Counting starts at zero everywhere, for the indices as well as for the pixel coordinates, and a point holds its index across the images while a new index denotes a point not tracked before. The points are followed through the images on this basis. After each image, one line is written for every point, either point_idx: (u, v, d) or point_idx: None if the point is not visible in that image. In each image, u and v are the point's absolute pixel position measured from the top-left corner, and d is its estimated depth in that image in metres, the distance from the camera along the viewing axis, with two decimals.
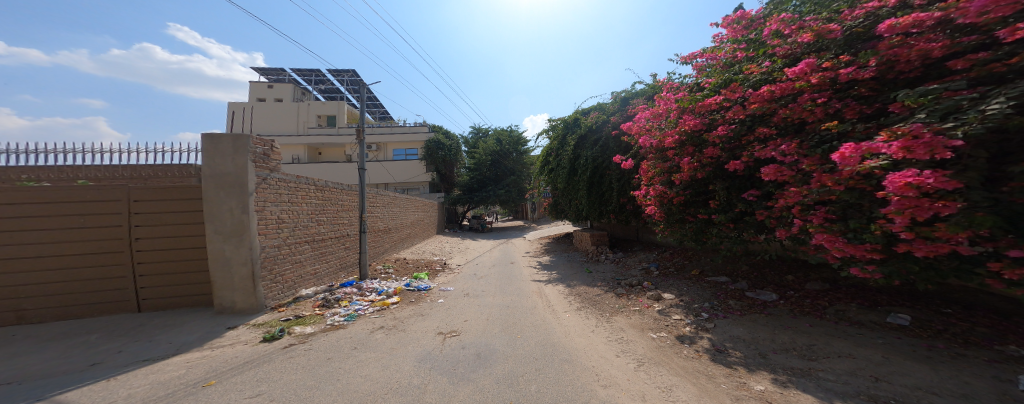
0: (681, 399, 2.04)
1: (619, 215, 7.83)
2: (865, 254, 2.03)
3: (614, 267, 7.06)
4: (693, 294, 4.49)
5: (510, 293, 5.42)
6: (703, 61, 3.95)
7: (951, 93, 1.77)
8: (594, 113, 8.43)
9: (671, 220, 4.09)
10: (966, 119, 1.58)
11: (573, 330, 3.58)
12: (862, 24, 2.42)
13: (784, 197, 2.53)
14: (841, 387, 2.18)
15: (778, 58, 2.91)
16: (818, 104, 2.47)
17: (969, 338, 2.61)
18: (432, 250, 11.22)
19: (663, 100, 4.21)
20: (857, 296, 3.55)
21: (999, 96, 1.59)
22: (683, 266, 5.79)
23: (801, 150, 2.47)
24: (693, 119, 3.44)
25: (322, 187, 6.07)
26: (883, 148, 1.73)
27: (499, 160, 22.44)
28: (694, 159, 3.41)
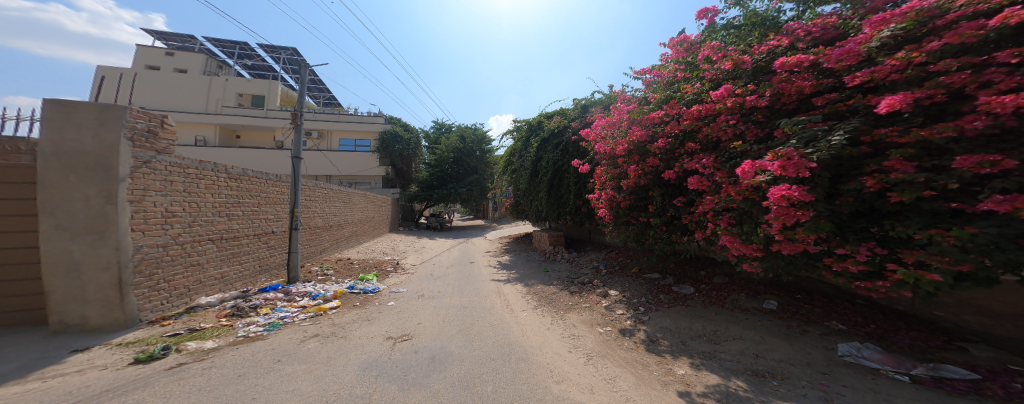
0: (622, 389, 2.23)
1: (575, 216, 8.15)
2: (752, 252, 2.49)
3: (569, 266, 7.43)
4: (633, 290, 4.94)
5: (467, 293, 5.31)
6: (651, 77, 4.36)
7: (812, 124, 2.26)
8: (557, 117, 8.77)
9: (618, 222, 4.49)
10: (820, 147, 2.03)
11: (529, 328, 3.67)
12: (764, 59, 2.94)
13: (702, 204, 2.95)
14: (736, 365, 2.62)
15: (706, 82, 3.38)
16: (729, 125, 2.92)
17: (812, 318, 3.39)
18: (384, 249, 10.42)
19: (617, 111, 4.56)
20: (744, 287, 4.27)
21: (840, 130, 2.08)
22: (625, 264, 6.32)
23: (716, 164, 2.89)
24: (640, 130, 3.77)
25: (237, 176, 5.19)
26: (769, 166, 2.13)
27: (461, 157, 21.50)
28: (639, 167, 3.77)
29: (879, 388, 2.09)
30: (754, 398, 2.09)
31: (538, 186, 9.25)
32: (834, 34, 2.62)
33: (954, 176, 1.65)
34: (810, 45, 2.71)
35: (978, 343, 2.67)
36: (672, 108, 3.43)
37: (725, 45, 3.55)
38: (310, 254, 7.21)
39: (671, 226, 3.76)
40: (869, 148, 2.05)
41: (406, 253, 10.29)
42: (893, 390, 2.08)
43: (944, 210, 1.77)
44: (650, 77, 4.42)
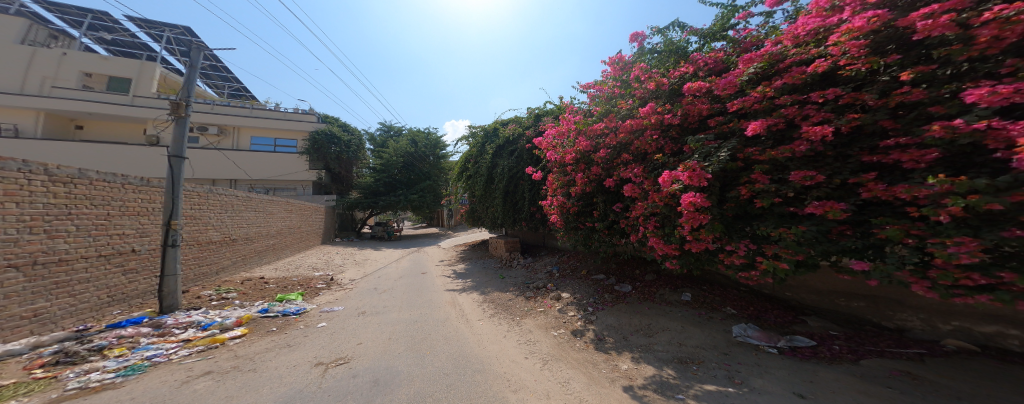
0: (577, 391, 2.29)
1: (530, 222, 8.26)
2: (670, 251, 2.87)
3: (525, 272, 7.50)
4: (583, 291, 5.18)
5: (418, 306, 5.00)
6: (593, 91, 4.73)
7: (709, 142, 2.66)
8: (512, 125, 8.93)
9: (566, 227, 4.71)
10: (714, 161, 2.42)
11: (485, 337, 3.58)
12: (675, 83, 3.40)
13: (634, 210, 3.25)
14: (666, 355, 2.92)
15: (636, 99, 3.76)
16: (653, 139, 3.29)
17: (714, 305, 3.97)
18: (314, 264, 9.21)
19: (566, 121, 4.81)
20: (670, 282, 4.80)
21: (727, 147, 2.50)
22: (576, 267, 6.61)
23: (643, 173, 3.23)
24: (586, 141, 4.04)
25: (75, 177, 3.81)
26: (679, 175, 2.47)
27: (412, 162, 20.40)
28: (584, 176, 4.03)
29: (763, 362, 2.58)
30: (681, 384, 2.37)
31: (493, 193, 9.22)
32: (722, 66, 3.20)
33: (792, 187, 2.18)
34: (706, 74, 3.25)
35: (816, 316, 3.52)
36: (610, 122, 3.76)
37: (650, 66, 3.98)
38: (198, 276, 5.87)
39: (610, 231, 4.09)
40: (743, 164, 2.54)
41: (343, 267, 9.26)
42: (769, 362, 2.59)
43: (787, 213, 2.33)
44: (592, 91, 4.79)
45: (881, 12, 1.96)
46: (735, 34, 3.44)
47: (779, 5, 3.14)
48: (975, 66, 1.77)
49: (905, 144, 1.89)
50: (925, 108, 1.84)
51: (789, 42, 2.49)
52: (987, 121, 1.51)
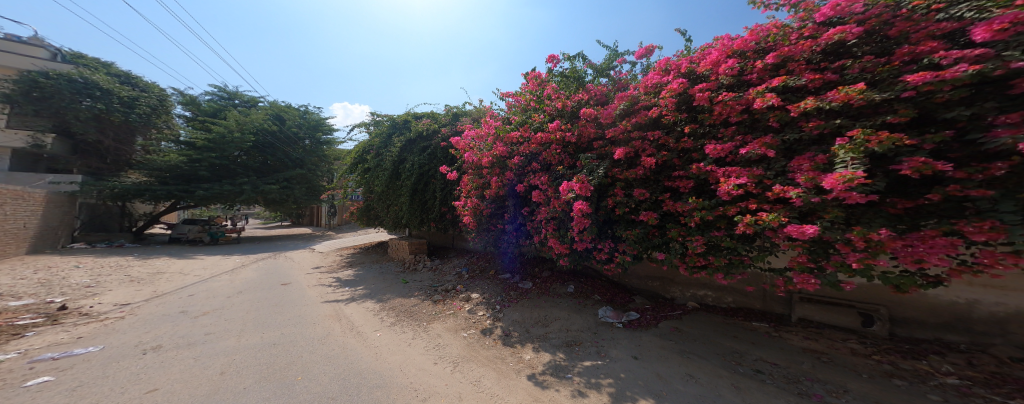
0: (488, 389, 2.35)
1: (440, 223, 7.91)
2: (561, 250, 3.31)
3: (431, 275, 7.17)
4: (491, 291, 5.33)
5: (284, 324, 4.06)
6: (512, 100, 4.97)
7: (593, 161, 3.16)
8: (426, 120, 8.40)
9: (478, 230, 4.79)
10: (597, 176, 2.90)
11: (384, 349, 3.25)
12: (576, 105, 3.90)
13: (539, 214, 3.52)
14: (559, 340, 3.32)
15: (547, 114, 4.12)
16: (557, 152, 3.68)
17: (587, 294, 4.71)
18: (11, 290, 5.72)
19: (486, 124, 4.89)
20: (562, 276, 5.44)
21: (605, 166, 3.04)
22: (485, 267, 6.73)
23: (548, 182, 3.57)
24: (503, 146, 4.17)
25: None
26: (574, 186, 2.84)
27: (275, 144, 16.46)
28: (500, 180, 4.18)
29: (619, 335, 3.31)
30: (569, 364, 2.75)
31: (398, 191, 8.45)
32: (604, 99, 3.87)
33: (635, 200, 2.90)
34: (593, 100, 3.87)
35: (638, 295, 4.71)
36: (524, 133, 4.00)
37: (559, 86, 4.41)
38: None
39: (517, 233, 4.35)
40: (611, 182, 3.15)
41: (101, 288, 6.27)
42: (619, 334, 3.34)
43: (630, 219, 3.05)
44: (512, 100, 5.01)
45: (679, 83, 2.78)
46: (616, 74, 4.24)
47: (645, 58, 4.01)
48: (711, 132, 2.71)
49: (681, 175, 2.79)
50: (692, 153, 2.75)
51: (643, 90, 3.22)
52: (711, 165, 2.46)
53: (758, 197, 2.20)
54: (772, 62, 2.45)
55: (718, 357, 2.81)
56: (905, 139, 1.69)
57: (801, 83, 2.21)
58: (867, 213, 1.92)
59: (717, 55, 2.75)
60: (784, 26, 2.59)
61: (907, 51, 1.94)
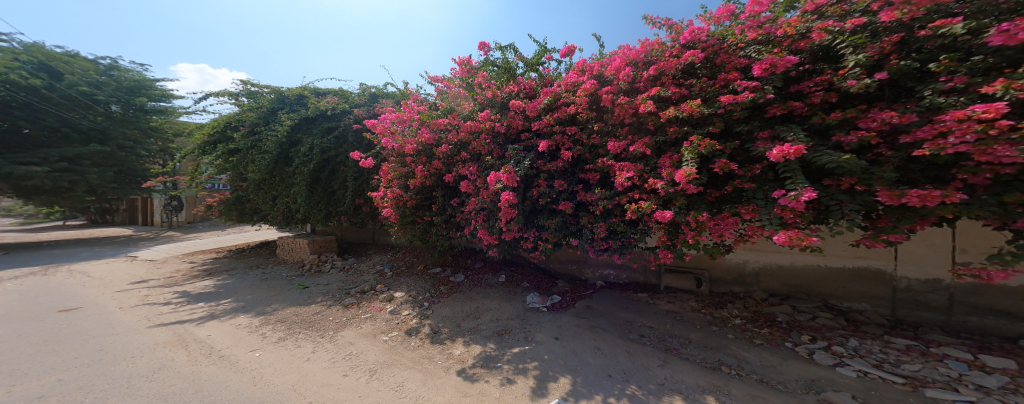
0: (411, 392, 2.25)
1: (353, 217, 7.27)
2: (491, 241, 3.33)
3: (343, 276, 6.47)
4: (419, 287, 5.12)
5: (69, 365, 3.00)
6: (441, 85, 4.78)
7: (519, 153, 3.23)
8: (331, 98, 7.49)
9: (404, 223, 4.49)
10: (522, 167, 2.98)
11: (269, 370, 2.81)
12: (506, 97, 3.93)
13: (470, 204, 3.45)
14: (490, 331, 3.39)
15: (478, 103, 4.05)
16: (487, 142, 3.66)
17: (517, 282, 4.89)
18: None
19: (408, 108, 4.61)
20: (492, 266, 5.51)
21: (527, 160, 3.14)
22: (412, 263, 6.41)
23: (477, 172, 3.53)
24: (429, 133, 3.95)
25: None
26: (500, 176, 2.84)
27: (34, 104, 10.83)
28: (426, 169, 3.96)
29: (543, 318, 3.53)
30: (498, 353, 2.83)
31: (289, 179, 7.30)
32: (534, 93, 3.96)
33: (556, 191, 3.11)
34: (521, 91, 3.92)
35: (561, 279, 5.10)
36: (455, 121, 3.89)
37: (493, 76, 4.34)
38: None
39: (447, 224, 4.28)
40: (536, 174, 3.26)
41: None
42: (544, 318, 3.56)
43: (552, 209, 3.25)
44: (442, 87, 4.81)
45: (591, 84, 3.05)
46: (543, 69, 4.38)
47: (568, 57, 4.24)
48: (613, 131, 3.04)
49: (591, 168, 3.11)
50: (599, 149, 3.06)
51: (564, 87, 3.40)
52: (611, 160, 2.81)
53: (642, 189, 2.61)
54: (653, 74, 2.79)
55: (617, 328, 3.24)
56: (717, 146, 2.25)
57: (668, 94, 2.58)
58: (698, 200, 2.49)
59: (619, 62, 3.01)
60: (663, 43, 2.93)
61: (722, 78, 2.50)
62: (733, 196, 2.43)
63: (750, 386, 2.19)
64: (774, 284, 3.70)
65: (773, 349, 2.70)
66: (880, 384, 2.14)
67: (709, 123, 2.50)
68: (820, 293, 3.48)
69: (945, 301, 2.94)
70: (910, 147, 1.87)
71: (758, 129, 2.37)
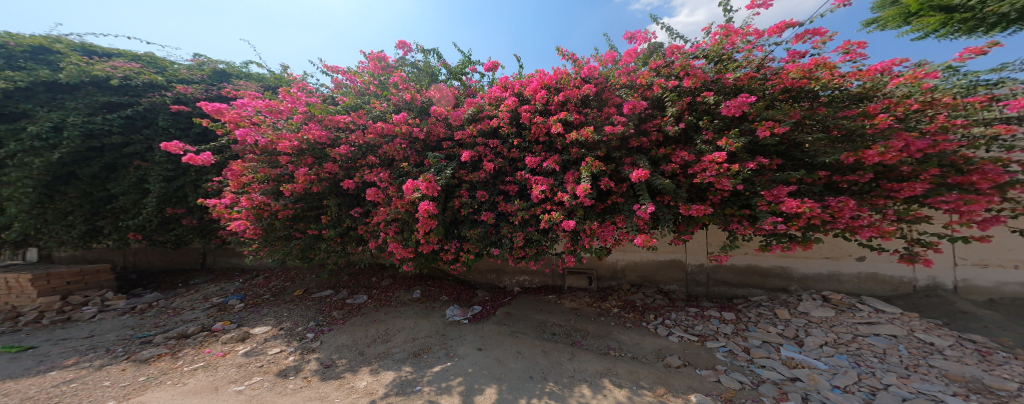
0: None
1: (163, 235, 5.61)
2: (406, 255, 3.07)
3: (139, 315, 4.81)
4: (296, 317, 4.27)
5: None
6: (343, 78, 4.27)
7: (440, 162, 3.14)
8: (121, 64, 5.47)
9: (273, 238, 3.62)
10: (442, 176, 2.89)
11: None
12: (426, 102, 3.79)
13: (377, 215, 3.13)
14: (402, 353, 3.08)
15: (392, 105, 3.76)
16: (402, 148, 3.40)
17: (435, 295, 4.64)
18: None
19: (291, 97, 3.80)
20: (401, 283, 5.08)
21: (446, 168, 3.08)
22: (282, 289, 5.39)
23: (390, 179, 3.23)
24: (319, 130, 3.41)
25: None
26: (421, 184, 2.66)
27: None
28: (312, 171, 3.34)
29: (465, 331, 3.45)
30: (416, 376, 2.60)
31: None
32: (457, 102, 3.93)
33: (478, 202, 3.15)
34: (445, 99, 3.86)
35: (480, 289, 5.09)
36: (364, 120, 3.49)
37: (410, 78, 4.14)
38: None
39: (348, 238, 3.74)
40: (458, 183, 3.22)
41: None
42: (465, 330, 3.47)
43: (473, 219, 3.27)
44: (348, 83, 4.28)
45: (512, 101, 3.18)
46: (466, 80, 4.42)
47: (493, 72, 4.41)
48: (530, 147, 3.31)
49: (511, 181, 3.28)
50: (518, 163, 3.27)
51: (488, 100, 3.50)
52: (528, 173, 3.04)
53: (552, 201, 2.90)
54: (563, 99, 3.15)
55: (534, 330, 3.44)
56: (603, 167, 2.71)
57: (572, 119, 2.97)
58: (592, 212, 2.93)
59: (536, 83, 3.28)
60: (568, 73, 3.34)
61: (603, 113, 3.05)
62: (612, 208, 2.99)
63: (629, 363, 2.67)
64: (632, 276, 4.57)
65: (634, 328, 3.36)
66: (693, 345, 2.94)
67: (598, 148, 3.00)
68: (654, 281, 4.49)
69: (704, 278, 4.29)
70: (684, 174, 2.75)
71: (627, 155, 3.01)
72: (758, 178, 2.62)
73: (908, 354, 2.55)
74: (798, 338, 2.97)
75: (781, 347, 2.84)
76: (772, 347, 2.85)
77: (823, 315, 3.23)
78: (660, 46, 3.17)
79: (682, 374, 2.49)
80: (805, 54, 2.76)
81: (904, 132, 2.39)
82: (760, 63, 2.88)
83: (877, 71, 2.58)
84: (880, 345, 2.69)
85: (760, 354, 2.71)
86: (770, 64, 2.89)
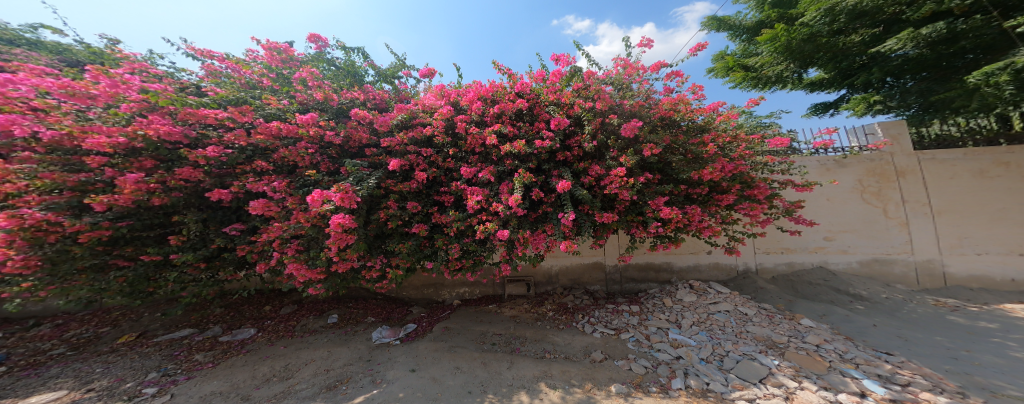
0: None
1: None
2: (314, 276, 2.65)
3: None
4: (118, 373, 2.98)
5: None
6: (223, 64, 3.71)
7: (362, 169, 2.88)
8: None
9: (66, 271, 2.40)
10: (364, 186, 2.64)
11: None
12: (345, 104, 3.52)
13: (266, 231, 2.58)
14: (312, 389, 2.60)
15: (296, 102, 3.34)
16: (309, 153, 2.98)
17: (358, 318, 4.15)
18: None
19: (108, 77, 2.79)
20: (310, 308, 4.41)
21: (370, 177, 2.85)
22: (93, 339, 3.89)
23: (289, 189, 2.76)
24: (172, 126, 2.63)
25: None
26: (333, 195, 2.34)
27: None
28: (153, 178, 2.50)
29: (395, 353, 3.16)
30: None
31: None
32: (384, 105, 3.66)
33: (408, 213, 2.97)
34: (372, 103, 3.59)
35: (416, 305, 4.76)
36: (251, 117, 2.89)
37: (324, 76, 3.89)
38: None
39: (218, 263, 2.97)
40: (383, 192, 2.99)
41: None
42: (396, 352, 3.18)
43: (403, 232, 3.07)
44: (231, 72, 3.66)
45: (447, 109, 3.20)
46: (400, 84, 4.22)
47: (428, 78, 4.31)
48: (466, 157, 3.30)
49: (446, 191, 3.22)
50: (453, 172, 3.23)
51: (421, 106, 3.41)
52: (463, 183, 3.02)
53: (488, 211, 2.94)
54: (498, 111, 3.27)
55: (473, 342, 3.36)
56: (534, 178, 2.88)
57: (506, 132, 3.11)
58: (525, 221, 3.07)
59: (474, 94, 3.35)
60: (504, 87, 3.49)
61: (535, 127, 3.27)
62: (543, 217, 3.18)
63: (562, 363, 2.83)
64: (565, 279, 4.91)
65: (563, 328, 3.63)
66: (613, 339, 3.29)
67: (529, 160, 3.19)
68: (582, 283, 4.90)
69: (619, 277, 4.88)
70: (593, 184, 3.13)
71: (555, 167, 3.29)
72: (647, 190, 3.18)
73: (736, 324, 3.38)
74: (677, 321, 3.60)
75: (669, 330, 3.40)
76: (664, 331, 3.40)
77: (691, 299, 3.96)
78: (579, 71, 3.57)
79: (604, 367, 2.76)
80: (674, 89, 3.49)
81: (724, 158, 3.27)
82: (647, 93, 3.55)
83: (710, 110, 3.50)
84: (721, 319, 3.49)
85: (656, 339, 3.21)
86: (652, 95, 3.57)
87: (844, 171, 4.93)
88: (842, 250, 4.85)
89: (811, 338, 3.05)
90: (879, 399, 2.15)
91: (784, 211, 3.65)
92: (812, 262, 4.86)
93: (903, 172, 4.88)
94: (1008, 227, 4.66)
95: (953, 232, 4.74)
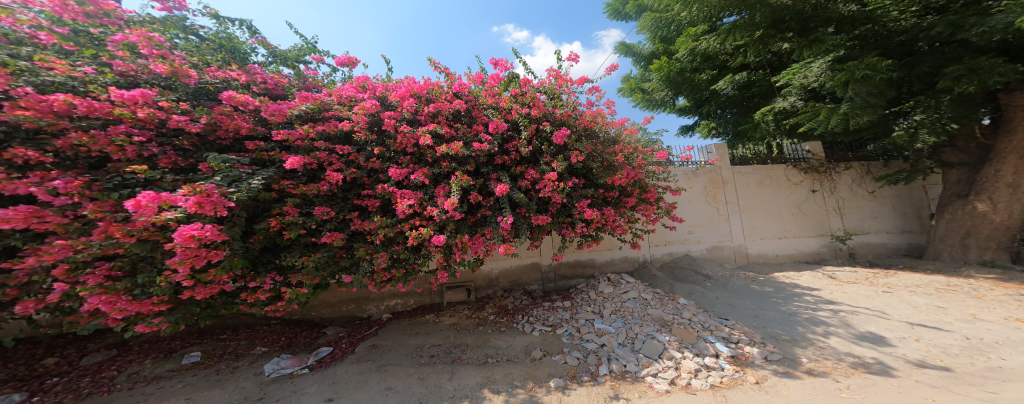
0: None
1: None
2: (152, 309, 1.98)
3: None
4: None
5: None
6: None
7: (238, 166, 2.43)
8: None
9: None
10: (241, 188, 2.22)
11: None
12: (215, 84, 3.04)
13: (35, 253, 1.71)
14: None
15: (114, 72, 2.61)
16: (134, 142, 2.30)
17: (238, 351, 3.40)
18: None
19: None
20: (152, 351, 3.32)
21: (257, 176, 2.44)
22: None
23: (89, 191, 1.96)
24: None
25: None
26: (179, 201, 1.84)
27: None
28: None
29: (302, 384, 2.68)
30: None
31: None
32: (281, 92, 3.37)
33: (316, 220, 2.61)
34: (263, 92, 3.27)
35: (331, 325, 4.19)
36: (4, 83, 1.92)
37: (173, 46, 3.21)
38: None
39: None
40: (276, 193, 2.58)
41: None
42: (303, 383, 2.70)
43: (309, 242, 2.72)
44: None
45: (371, 104, 3.01)
46: (307, 71, 3.86)
47: (347, 67, 3.88)
48: (395, 157, 3.05)
49: (369, 195, 2.93)
50: (379, 174, 2.96)
51: (337, 98, 3.17)
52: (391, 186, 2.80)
53: (421, 216, 2.79)
54: (433, 111, 3.14)
55: (406, 358, 3.09)
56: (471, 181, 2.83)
57: (442, 132, 2.99)
58: (462, 225, 3.00)
59: (405, 90, 3.17)
60: (441, 86, 3.37)
61: (474, 129, 3.21)
62: (482, 220, 3.16)
63: (505, 365, 2.85)
64: (505, 281, 4.96)
65: (502, 330, 3.65)
66: (549, 335, 3.45)
67: (467, 162, 3.12)
68: (521, 284, 5.03)
69: (553, 275, 5.17)
70: (522, 187, 3.27)
71: (493, 171, 3.30)
72: (574, 193, 3.47)
73: (640, 308, 3.91)
74: (599, 312, 3.98)
75: (593, 321, 3.71)
76: (589, 322, 3.69)
77: (610, 290, 4.45)
78: (517, 77, 3.67)
79: (543, 364, 2.87)
80: (594, 103, 3.94)
81: (629, 166, 3.82)
82: (574, 105, 3.87)
83: (619, 123, 4.07)
84: (631, 306, 3.97)
85: (584, 329, 3.50)
86: (578, 107, 3.92)
87: (697, 179, 6.23)
88: (698, 241, 6.11)
89: (687, 313, 3.74)
90: (726, 357, 2.92)
91: (666, 211, 4.41)
92: (681, 251, 5.98)
93: (728, 181, 6.43)
94: (792, 220, 6.60)
95: (762, 225, 6.48)
